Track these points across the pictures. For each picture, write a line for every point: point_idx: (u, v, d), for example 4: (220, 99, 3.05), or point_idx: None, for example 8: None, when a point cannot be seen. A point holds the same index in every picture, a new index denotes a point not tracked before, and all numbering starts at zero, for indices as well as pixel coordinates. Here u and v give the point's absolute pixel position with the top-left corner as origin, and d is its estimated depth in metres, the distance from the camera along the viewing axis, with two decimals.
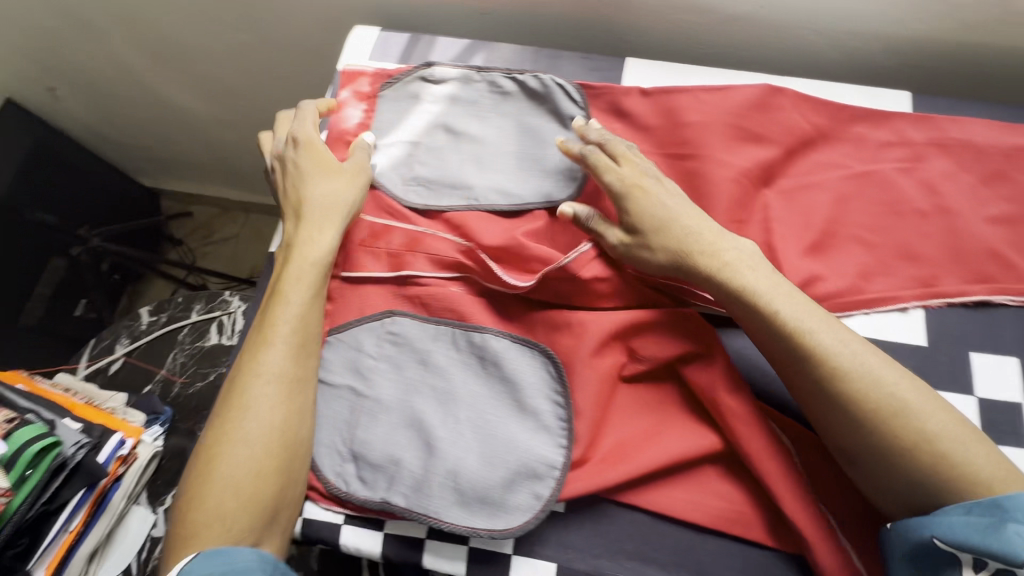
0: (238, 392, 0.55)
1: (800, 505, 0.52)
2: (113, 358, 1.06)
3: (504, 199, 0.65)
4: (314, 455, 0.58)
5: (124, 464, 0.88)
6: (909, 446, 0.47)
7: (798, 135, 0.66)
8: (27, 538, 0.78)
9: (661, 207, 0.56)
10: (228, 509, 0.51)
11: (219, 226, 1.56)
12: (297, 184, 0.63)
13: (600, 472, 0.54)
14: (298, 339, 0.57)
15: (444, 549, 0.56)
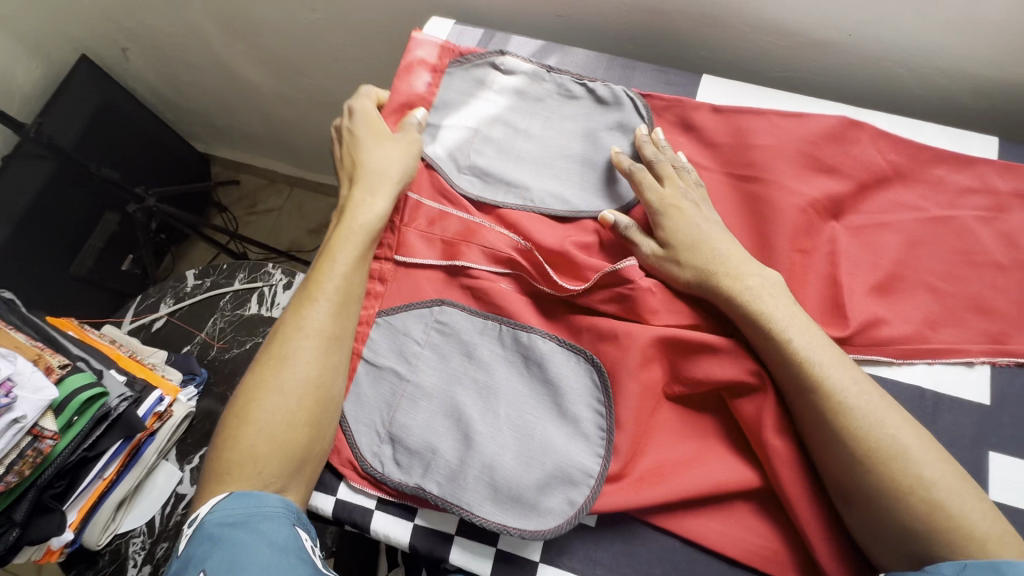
0: (280, 341, 0.57)
1: (832, 554, 0.51)
2: (156, 316, 1.10)
3: (559, 203, 0.65)
4: (354, 433, 0.59)
5: (159, 420, 0.92)
6: (904, 491, 0.46)
7: (875, 171, 0.64)
8: (65, 481, 0.80)
9: (696, 228, 0.58)
10: (258, 454, 0.53)
11: (264, 197, 1.60)
12: (353, 150, 0.65)
13: (636, 490, 0.54)
14: (341, 298, 0.59)
15: (472, 546, 0.57)
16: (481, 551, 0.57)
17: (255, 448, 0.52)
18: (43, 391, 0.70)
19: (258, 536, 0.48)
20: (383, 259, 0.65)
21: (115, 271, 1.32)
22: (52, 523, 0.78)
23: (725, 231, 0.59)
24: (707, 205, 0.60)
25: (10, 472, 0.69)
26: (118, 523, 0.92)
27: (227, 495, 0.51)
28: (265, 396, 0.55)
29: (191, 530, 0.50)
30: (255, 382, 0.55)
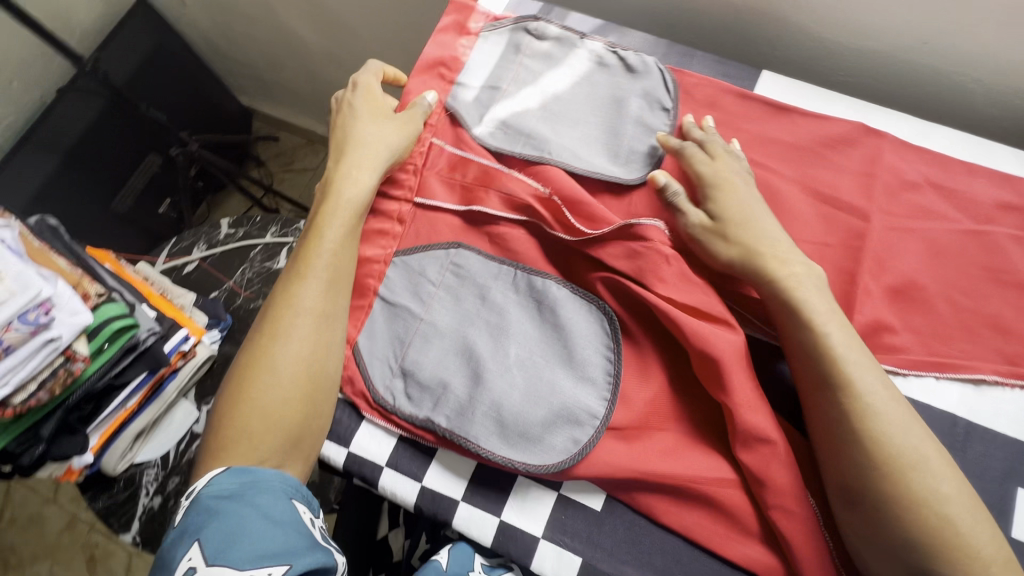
0: (273, 320, 0.57)
1: (810, 550, 0.50)
2: (189, 260, 1.14)
3: (575, 164, 0.64)
4: (368, 365, 0.59)
5: (182, 359, 0.96)
6: (916, 501, 0.45)
7: (904, 180, 0.62)
8: (91, 405, 0.84)
9: (746, 207, 0.57)
10: (254, 432, 0.53)
11: (302, 156, 1.65)
12: (347, 122, 0.65)
13: (623, 457, 0.53)
14: (330, 274, 0.58)
15: (476, 513, 0.55)
16: (485, 523, 0.55)
17: (250, 428, 0.53)
18: (78, 316, 0.72)
19: (258, 510, 0.48)
20: (404, 201, 0.65)
21: (152, 213, 1.38)
22: (74, 443, 0.83)
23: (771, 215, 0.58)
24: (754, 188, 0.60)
25: (41, 389, 0.72)
26: (134, 453, 0.97)
27: (223, 470, 0.51)
28: (257, 378, 0.55)
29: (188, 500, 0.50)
30: (248, 364, 0.56)
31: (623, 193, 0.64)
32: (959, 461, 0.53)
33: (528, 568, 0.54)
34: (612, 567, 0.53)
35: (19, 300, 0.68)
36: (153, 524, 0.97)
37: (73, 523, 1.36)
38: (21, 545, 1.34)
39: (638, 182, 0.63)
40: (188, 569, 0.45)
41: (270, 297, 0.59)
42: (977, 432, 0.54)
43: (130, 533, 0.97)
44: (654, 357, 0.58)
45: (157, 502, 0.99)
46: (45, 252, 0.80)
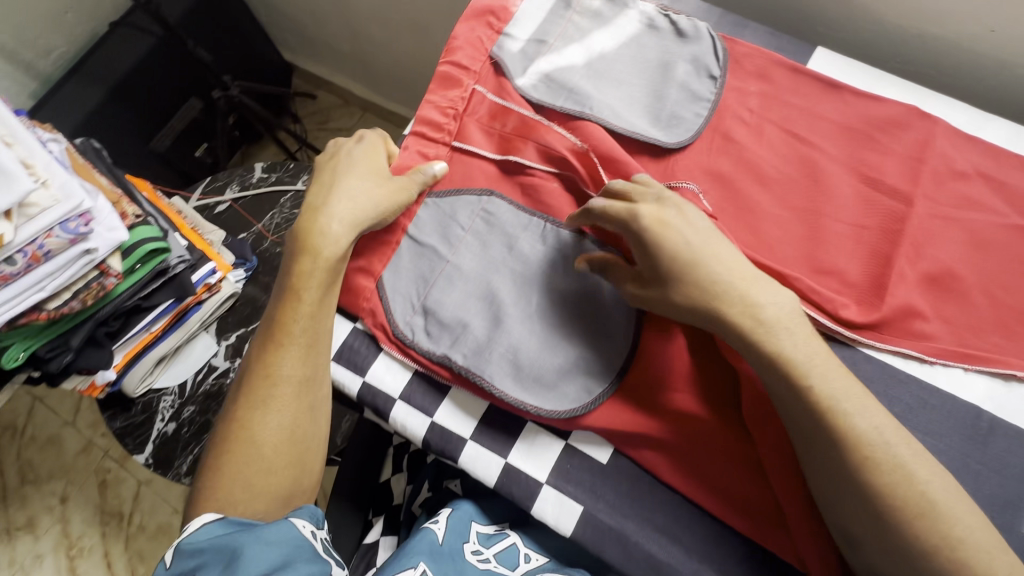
0: (251, 389, 0.56)
1: (807, 528, 0.49)
2: (221, 200, 1.16)
3: (614, 124, 0.63)
4: (389, 298, 0.60)
5: (208, 291, 0.99)
6: (929, 550, 0.42)
7: (953, 168, 0.60)
8: (119, 322, 0.86)
9: (688, 249, 0.50)
10: (240, 502, 0.52)
11: (337, 116, 1.67)
12: (338, 170, 0.61)
13: (633, 416, 0.54)
14: (309, 341, 0.57)
15: (483, 453, 0.56)
16: (491, 463, 0.56)
17: (235, 499, 0.52)
18: (115, 232, 0.74)
19: (253, 535, 0.48)
20: (441, 144, 0.66)
21: (188, 156, 1.41)
22: (99, 356, 0.85)
23: (717, 242, 0.51)
24: (694, 214, 0.53)
25: (75, 299, 0.75)
26: (154, 377, 1.02)
27: (212, 520, 0.50)
28: (241, 448, 0.54)
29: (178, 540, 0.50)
30: (228, 436, 0.55)
31: (660, 158, 0.63)
32: (979, 455, 0.52)
33: (530, 511, 0.54)
34: (613, 518, 0.53)
35: (60, 208, 0.68)
36: (166, 448, 1.00)
37: (88, 448, 1.41)
38: (38, 462, 1.40)
39: (677, 146, 0.62)
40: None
41: (248, 362, 0.58)
42: (1000, 427, 0.53)
43: (143, 454, 1.00)
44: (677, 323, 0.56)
45: (171, 428, 1.01)
46: (88, 169, 0.82)
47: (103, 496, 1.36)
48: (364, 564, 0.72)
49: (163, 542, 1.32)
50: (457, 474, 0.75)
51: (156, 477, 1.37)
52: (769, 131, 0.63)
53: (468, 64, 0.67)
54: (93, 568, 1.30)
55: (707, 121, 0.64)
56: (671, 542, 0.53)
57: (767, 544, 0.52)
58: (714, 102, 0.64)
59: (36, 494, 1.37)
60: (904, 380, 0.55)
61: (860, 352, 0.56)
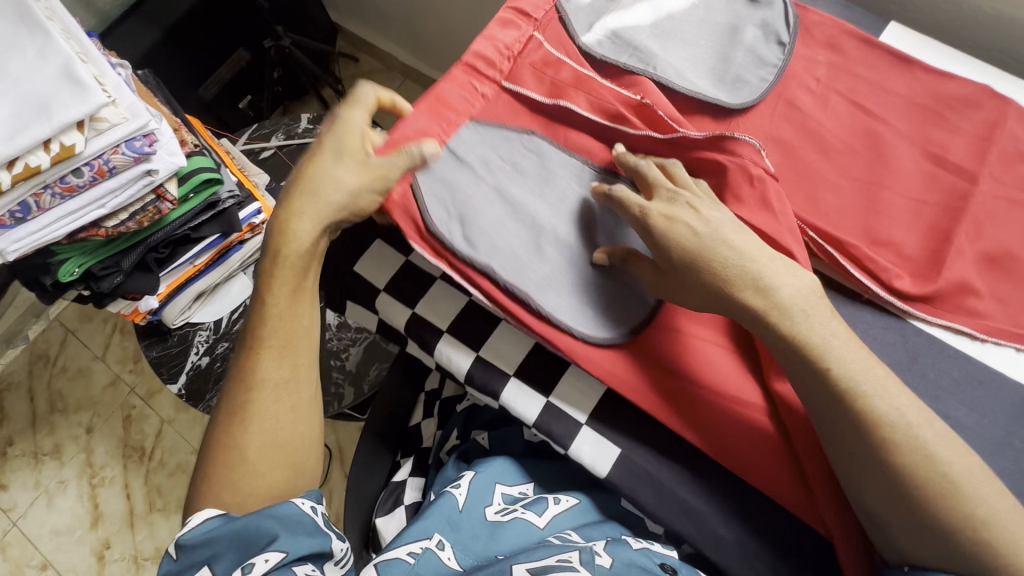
0: (233, 395, 0.54)
1: (830, 500, 0.49)
2: (267, 147, 1.17)
3: (676, 86, 0.63)
4: (425, 203, 0.59)
5: (251, 232, 1.01)
6: (952, 531, 0.42)
7: (1021, 150, 0.59)
8: (168, 251, 0.89)
9: (694, 242, 0.50)
10: (230, 503, 0.50)
11: (378, 80, 1.68)
12: (309, 155, 0.57)
13: (661, 346, 0.56)
14: (284, 340, 0.55)
15: (525, 390, 0.58)
16: (532, 401, 0.57)
17: (223, 501, 0.50)
18: (175, 157, 0.76)
19: (252, 520, 0.48)
20: (490, 82, 0.65)
21: (232, 107, 1.42)
22: (148, 281, 0.88)
23: (727, 230, 0.50)
24: (705, 205, 0.52)
25: (132, 220, 0.78)
26: (192, 313, 1.04)
27: (203, 518, 0.48)
28: (226, 456, 0.52)
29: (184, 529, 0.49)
30: (213, 445, 0.53)
31: (721, 119, 0.63)
32: None
33: (567, 450, 0.56)
34: (649, 463, 0.55)
35: (129, 125, 0.70)
36: (199, 381, 1.03)
37: (114, 383, 1.45)
38: (67, 392, 1.44)
39: (736, 107, 0.62)
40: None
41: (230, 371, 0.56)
42: None
43: (176, 384, 1.03)
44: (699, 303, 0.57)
45: (205, 362, 1.04)
46: (152, 96, 0.84)
47: (127, 430, 1.40)
48: (391, 501, 0.72)
49: (180, 480, 1.35)
50: (485, 428, 0.74)
51: (178, 418, 1.40)
52: (835, 101, 0.63)
53: (529, 11, 0.66)
54: (113, 497, 1.34)
55: (772, 85, 0.63)
56: (704, 491, 0.54)
57: (788, 506, 0.52)
58: (779, 67, 0.64)
59: (63, 423, 1.41)
60: (954, 355, 0.54)
61: (911, 325, 0.56)
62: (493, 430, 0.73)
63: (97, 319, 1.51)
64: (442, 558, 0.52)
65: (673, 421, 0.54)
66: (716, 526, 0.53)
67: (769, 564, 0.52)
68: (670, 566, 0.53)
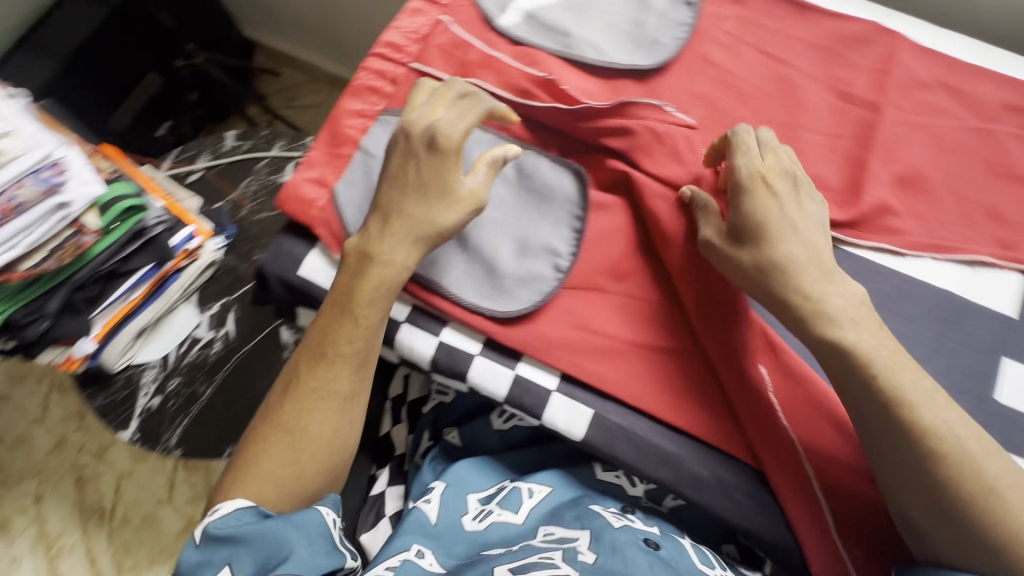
0: (297, 396, 0.53)
1: (763, 433, 0.53)
2: (193, 169, 1.11)
3: (595, 55, 0.65)
4: (342, 210, 0.60)
5: (188, 259, 0.95)
6: (959, 514, 0.44)
7: (913, 78, 0.64)
8: (98, 287, 0.84)
9: (777, 218, 0.50)
10: (267, 495, 0.51)
11: (304, 93, 1.63)
12: (401, 185, 0.54)
13: (586, 306, 0.58)
14: (362, 359, 0.54)
15: (491, 366, 0.57)
16: (499, 376, 0.57)
17: (263, 494, 0.51)
18: (89, 186, 0.73)
19: (277, 523, 0.48)
20: (400, 65, 0.66)
21: (149, 135, 1.35)
22: (76, 324, 0.83)
23: (817, 229, 0.51)
24: (806, 197, 0.53)
25: (50, 258, 0.73)
26: (134, 352, 0.98)
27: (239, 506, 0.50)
28: (273, 451, 0.52)
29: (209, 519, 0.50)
30: (263, 436, 0.53)
31: (643, 80, 0.65)
32: (954, 335, 0.56)
33: (540, 419, 0.56)
34: (621, 418, 0.55)
35: (32, 157, 0.68)
36: (153, 422, 0.98)
37: (60, 445, 1.34)
38: (6, 464, 1.32)
39: (652, 68, 0.64)
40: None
41: (293, 363, 0.56)
42: (971, 308, 0.57)
43: (128, 430, 0.97)
44: (625, 262, 0.59)
45: (156, 402, 0.98)
46: (59, 125, 0.79)
47: (81, 492, 1.30)
48: (373, 514, 0.70)
49: (149, 533, 1.27)
50: (455, 424, 0.73)
51: (137, 469, 1.32)
52: (747, 52, 0.66)
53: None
54: (76, 566, 1.24)
55: (685, 44, 0.66)
56: (677, 435, 0.55)
57: (723, 445, 0.54)
58: (689, 26, 0.66)
59: (7, 496, 1.30)
60: (883, 272, 0.58)
61: (844, 251, 0.59)
62: (463, 426, 0.72)
63: (31, 380, 1.39)
64: (424, 566, 0.53)
65: (603, 381, 0.56)
66: (691, 465, 0.54)
67: (749, 497, 0.53)
68: (653, 541, 0.54)
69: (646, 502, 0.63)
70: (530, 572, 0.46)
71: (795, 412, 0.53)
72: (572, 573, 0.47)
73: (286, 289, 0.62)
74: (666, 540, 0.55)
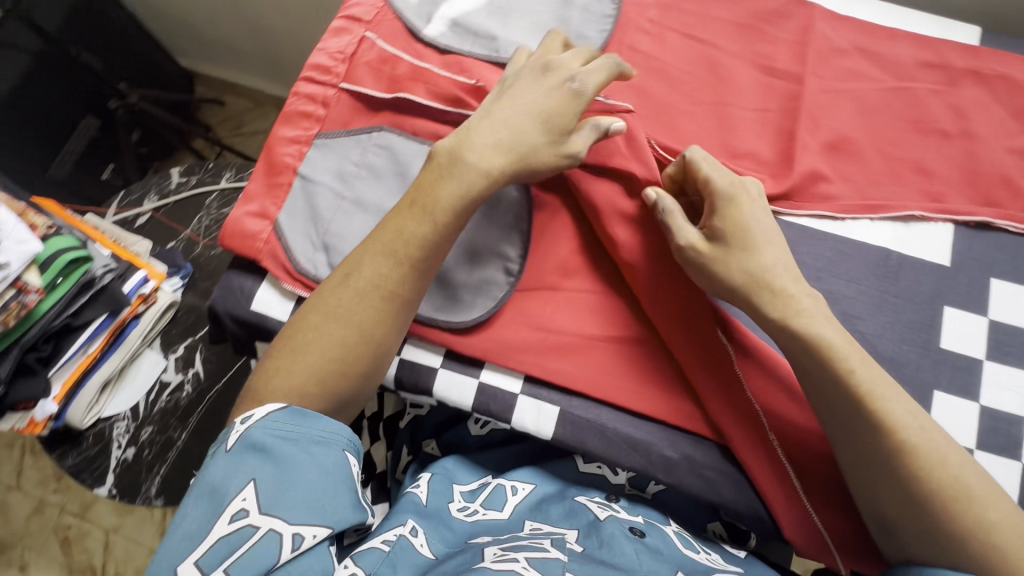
0: (350, 293, 0.52)
1: (730, 411, 0.54)
2: (141, 212, 1.09)
3: None
4: (288, 240, 0.60)
5: (144, 303, 0.94)
6: (923, 502, 0.45)
7: (831, 45, 0.67)
8: (51, 346, 0.83)
9: (754, 226, 0.52)
10: (303, 392, 0.50)
11: (251, 119, 1.58)
12: (510, 108, 0.54)
13: (541, 305, 0.58)
14: (419, 262, 0.52)
15: (455, 377, 0.57)
16: (464, 385, 0.57)
17: (298, 393, 0.49)
18: (26, 244, 0.72)
19: (307, 453, 0.46)
20: (329, 87, 0.65)
21: (94, 180, 1.31)
22: (35, 385, 0.82)
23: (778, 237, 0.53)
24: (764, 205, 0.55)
25: None
26: (101, 405, 0.95)
27: (282, 406, 0.48)
28: (318, 345, 0.51)
29: (243, 426, 0.46)
30: (309, 330, 0.51)
31: None
32: (895, 290, 0.58)
33: (510, 423, 0.56)
34: (588, 412, 0.56)
35: None
36: (130, 474, 0.95)
37: (41, 507, 1.30)
38: None
39: None
40: (242, 512, 0.42)
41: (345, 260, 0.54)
42: (907, 263, 0.59)
43: (105, 486, 0.94)
44: (575, 258, 0.60)
45: (131, 453, 0.96)
46: None
47: (68, 554, 1.26)
48: None
49: None
50: (433, 435, 0.74)
51: (123, 522, 1.29)
52: (671, 37, 0.67)
53: (360, 15, 0.68)
54: None
55: (610, 35, 0.67)
56: (645, 422, 0.56)
57: (690, 429, 0.55)
58: (613, 16, 0.67)
59: None
60: (822, 238, 0.60)
61: (783, 222, 0.60)
62: (440, 437, 0.73)
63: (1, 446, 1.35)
64: (415, 545, 0.49)
65: (568, 380, 0.56)
66: (661, 449, 0.55)
67: (720, 473, 0.55)
68: (639, 529, 0.54)
69: (630, 490, 0.64)
70: (519, 552, 0.46)
71: (758, 391, 0.54)
72: (561, 556, 0.46)
73: (240, 326, 0.61)
74: (653, 529, 0.56)
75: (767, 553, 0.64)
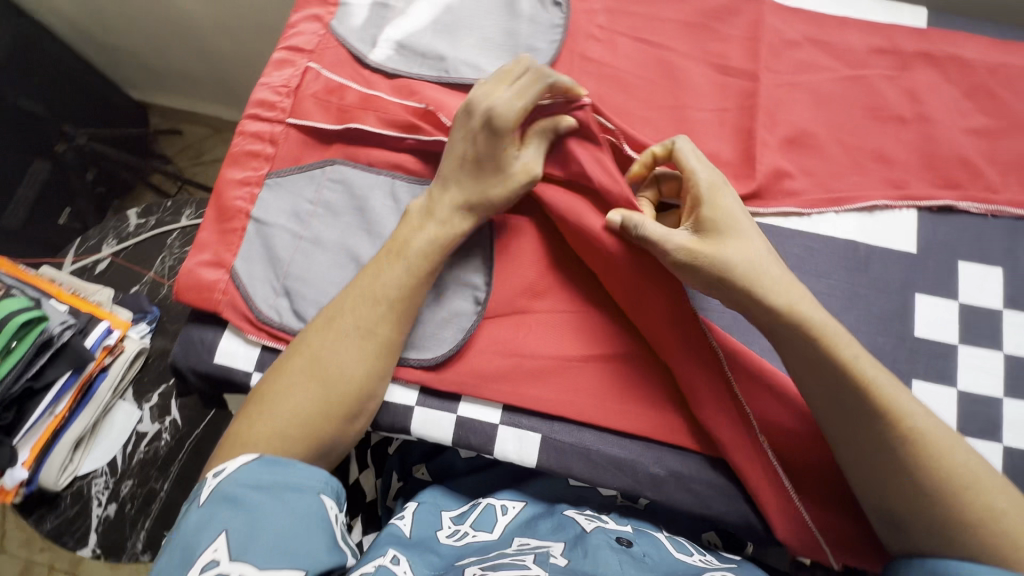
0: (331, 335, 0.51)
1: (728, 425, 0.53)
2: (99, 258, 1.04)
3: (475, 74, 0.63)
4: (247, 287, 0.57)
5: (110, 355, 0.91)
6: (931, 492, 0.44)
7: (782, 38, 0.66)
8: (13, 413, 0.81)
9: (740, 217, 0.52)
10: (280, 439, 0.47)
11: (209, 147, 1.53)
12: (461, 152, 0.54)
13: (515, 331, 0.57)
14: (401, 304, 0.52)
15: (432, 413, 0.56)
16: (443, 421, 0.56)
17: (274, 440, 0.47)
18: None
19: (276, 495, 0.43)
20: (276, 122, 0.63)
21: (50, 226, 1.26)
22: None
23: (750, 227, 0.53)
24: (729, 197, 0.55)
25: None
26: (76, 464, 0.92)
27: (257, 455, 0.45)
28: (298, 390, 0.49)
29: (215, 480, 0.44)
30: (290, 376, 0.50)
31: None
32: (866, 282, 0.58)
33: (493, 454, 0.55)
34: (571, 436, 0.55)
35: None
36: (113, 532, 0.91)
37: (28, 569, 1.25)
38: None
39: None
40: (213, 562, 0.39)
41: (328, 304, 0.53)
42: (875, 253, 0.59)
43: (87, 547, 0.90)
44: (545, 278, 0.58)
45: (112, 509, 0.92)
46: None
47: None
48: None
49: None
50: (423, 460, 0.72)
51: None
52: (622, 42, 0.66)
53: (302, 45, 0.66)
54: None
55: (561, 45, 0.65)
56: (631, 441, 0.55)
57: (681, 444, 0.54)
58: (562, 25, 0.66)
59: None
60: (790, 235, 0.59)
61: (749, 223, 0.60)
62: (431, 461, 0.71)
63: None
64: (396, 571, 0.46)
65: (550, 405, 0.55)
66: (648, 467, 0.54)
67: (710, 485, 0.54)
68: (626, 538, 0.54)
69: (622, 501, 0.63)
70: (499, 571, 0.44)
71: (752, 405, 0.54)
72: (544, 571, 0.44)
73: (204, 379, 0.59)
74: (640, 536, 0.55)
75: (762, 557, 0.64)
